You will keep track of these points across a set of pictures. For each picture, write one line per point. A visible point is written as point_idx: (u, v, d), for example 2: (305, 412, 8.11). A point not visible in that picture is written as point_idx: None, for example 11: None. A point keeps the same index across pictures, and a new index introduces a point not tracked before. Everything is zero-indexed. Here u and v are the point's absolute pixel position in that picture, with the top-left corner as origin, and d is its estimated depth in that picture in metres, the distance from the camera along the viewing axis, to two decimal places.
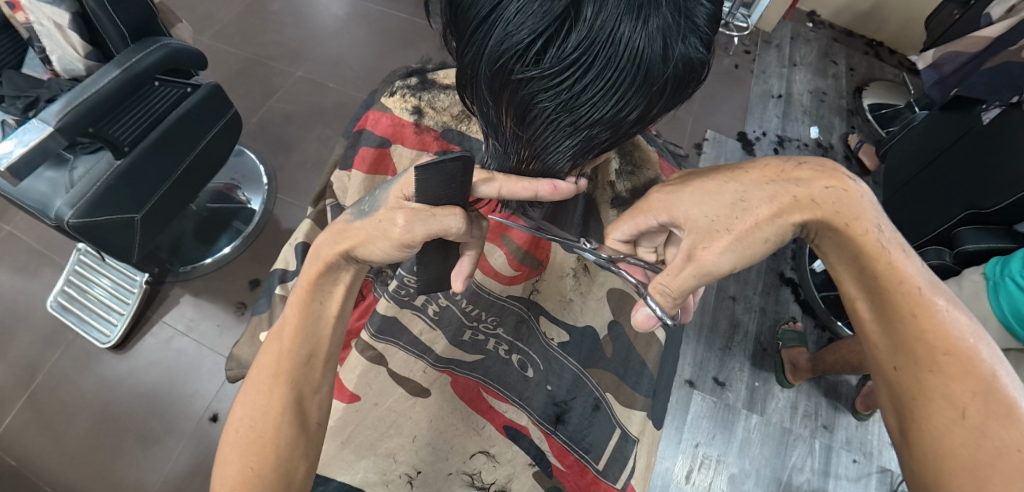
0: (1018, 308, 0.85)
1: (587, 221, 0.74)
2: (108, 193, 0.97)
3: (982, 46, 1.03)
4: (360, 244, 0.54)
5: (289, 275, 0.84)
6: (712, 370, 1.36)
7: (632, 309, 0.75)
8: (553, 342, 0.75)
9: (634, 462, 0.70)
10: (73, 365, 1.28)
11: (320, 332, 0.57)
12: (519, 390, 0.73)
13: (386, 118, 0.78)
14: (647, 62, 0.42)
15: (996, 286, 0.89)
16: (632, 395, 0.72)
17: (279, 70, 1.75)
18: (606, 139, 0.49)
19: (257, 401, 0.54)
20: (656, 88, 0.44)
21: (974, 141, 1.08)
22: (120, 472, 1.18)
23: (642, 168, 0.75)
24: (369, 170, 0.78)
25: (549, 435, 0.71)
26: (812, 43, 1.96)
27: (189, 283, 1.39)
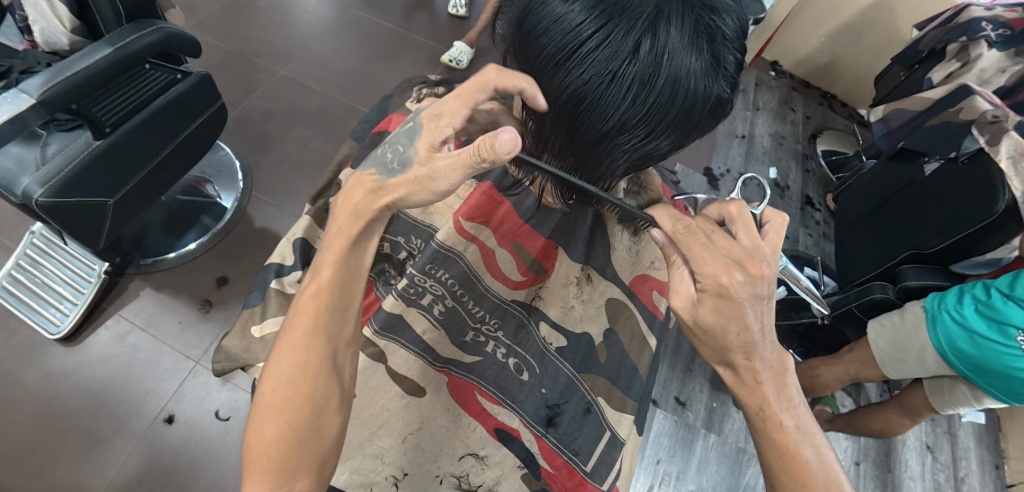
0: (952, 340, 0.97)
1: (594, 233, 0.79)
2: (85, 173, 0.93)
3: (925, 106, 1.18)
4: (401, 195, 0.57)
5: (286, 270, 0.84)
6: (674, 389, 1.42)
7: (628, 318, 0.78)
8: (550, 346, 0.77)
9: (621, 464, 0.73)
10: (16, 356, 1.19)
11: (355, 285, 0.59)
12: (512, 392, 0.75)
13: None
14: (691, 99, 0.50)
15: (933, 318, 1.00)
16: (623, 399, 0.76)
17: (262, 67, 1.73)
18: (644, 161, 0.58)
19: (295, 357, 0.55)
20: (692, 120, 0.53)
21: (918, 189, 1.21)
22: (59, 474, 1.10)
23: (647, 189, 0.83)
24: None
25: (539, 438, 0.74)
26: (774, 90, 2.12)
27: (152, 276, 1.33)
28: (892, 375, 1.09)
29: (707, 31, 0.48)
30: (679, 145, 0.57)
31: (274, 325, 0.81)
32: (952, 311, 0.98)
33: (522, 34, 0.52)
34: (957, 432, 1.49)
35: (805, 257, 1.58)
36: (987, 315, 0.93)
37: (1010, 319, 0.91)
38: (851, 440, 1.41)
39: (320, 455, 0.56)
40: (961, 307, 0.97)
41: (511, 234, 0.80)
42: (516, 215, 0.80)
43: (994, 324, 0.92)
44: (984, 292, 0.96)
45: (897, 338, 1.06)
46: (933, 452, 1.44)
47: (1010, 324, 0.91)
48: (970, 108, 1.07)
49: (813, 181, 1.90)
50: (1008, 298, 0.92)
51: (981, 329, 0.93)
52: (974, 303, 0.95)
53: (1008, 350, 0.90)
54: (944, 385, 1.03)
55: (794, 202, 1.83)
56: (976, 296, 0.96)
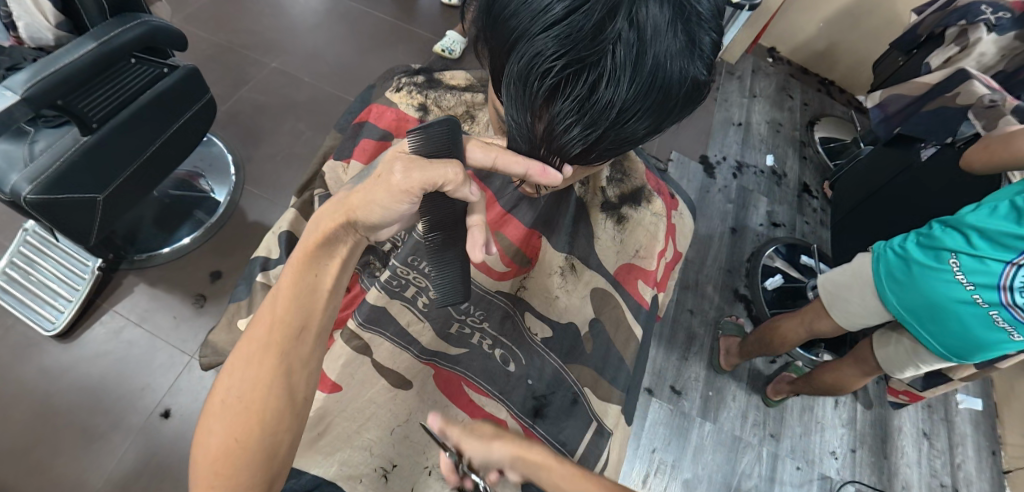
0: (892, 272, 1.00)
1: (578, 222, 0.81)
2: (73, 170, 0.93)
3: (924, 91, 1.15)
4: (360, 207, 0.58)
5: (271, 263, 0.84)
6: (670, 378, 1.42)
7: (614, 308, 0.79)
8: (536, 337, 0.77)
9: (608, 455, 0.75)
10: (12, 353, 1.19)
11: (315, 307, 0.60)
12: (500, 383, 0.75)
13: (391, 112, 0.85)
14: (667, 80, 0.49)
15: (877, 256, 1.04)
16: (609, 390, 0.76)
17: (253, 59, 1.71)
18: (622, 148, 0.57)
19: (246, 372, 0.56)
20: (670, 103, 0.52)
21: (914, 174, 1.20)
22: (57, 470, 1.10)
23: (631, 177, 0.83)
24: (368, 160, 0.84)
25: (528, 429, 0.74)
26: (771, 77, 2.10)
27: (145, 271, 1.33)
28: (837, 319, 1.11)
29: (685, 11, 0.48)
30: (657, 131, 0.56)
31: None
32: (894, 247, 1.01)
33: (491, 18, 0.51)
34: (953, 419, 1.49)
35: (801, 245, 1.61)
36: (925, 245, 0.96)
37: (945, 244, 0.94)
38: (846, 427, 1.42)
39: (265, 475, 0.56)
40: (904, 242, 1.00)
41: (495, 224, 0.80)
42: (498, 205, 0.80)
43: (931, 251, 0.95)
44: (928, 227, 0.99)
45: (845, 280, 1.09)
46: (929, 439, 1.44)
47: (945, 249, 0.94)
48: (967, 93, 1.04)
49: (810, 168, 1.88)
50: (946, 225, 0.95)
51: (919, 258, 0.96)
52: (917, 236, 0.99)
53: (939, 276, 0.93)
54: (890, 340, 1.06)
55: (791, 190, 1.81)
56: (918, 231, 0.99)
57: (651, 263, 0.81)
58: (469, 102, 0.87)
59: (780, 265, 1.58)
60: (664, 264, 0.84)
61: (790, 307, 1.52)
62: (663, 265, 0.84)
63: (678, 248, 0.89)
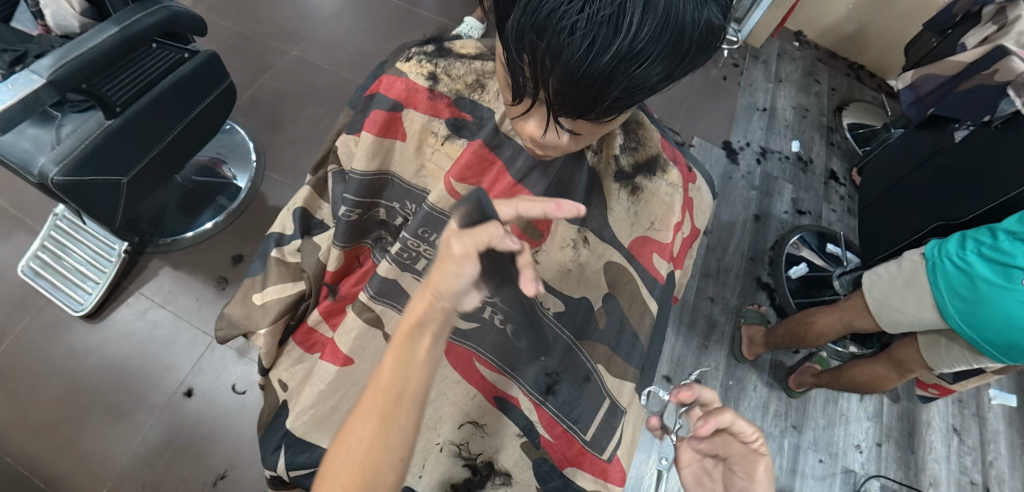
0: (953, 286, 0.96)
1: (591, 193, 0.73)
2: (97, 153, 0.96)
3: (957, 70, 1.11)
4: (439, 275, 0.50)
5: (286, 239, 0.82)
6: (689, 366, 1.40)
7: (629, 282, 0.73)
8: (549, 312, 0.73)
9: (621, 434, 0.73)
10: (44, 332, 1.24)
11: (411, 388, 0.51)
12: (512, 360, 0.76)
13: (400, 81, 0.73)
14: (679, 19, 0.45)
15: (933, 266, 1.00)
16: (624, 366, 0.73)
17: (273, 48, 1.73)
18: (631, 102, 0.53)
19: (342, 459, 0.50)
20: (683, 47, 0.48)
21: (947, 156, 1.14)
22: (85, 445, 1.14)
23: (646, 146, 0.73)
24: (379, 133, 0.74)
25: (539, 406, 0.76)
26: (798, 61, 2.03)
27: (170, 255, 1.36)
28: (888, 327, 1.09)
29: None
30: (668, 82, 0.52)
31: (275, 293, 0.79)
32: (954, 258, 0.97)
33: None
34: (987, 414, 1.44)
35: (829, 233, 1.56)
36: (992, 256, 0.93)
37: (1016, 261, 0.90)
38: (872, 421, 1.38)
39: None
40: (964, 252, 0.96)
41: (503, 195, 0.72)
42: (508, 176, 0.71)
43: (999, 267, 0.91)
44: (989, 235, 0.95)
45: (893, 287, 1.07)
46: (960, 434, 1.39)
47: (1015, 267, 0.90)
48: (1006, 69, 0.99)
49: (838, 155, 1.82)
50: (1014, 238, 0.91)
51: (985, 274, 0.92)
52: (978, 246, 0.94)
53: (1012, 295, 0.89)
54: (939, 345, 1.02)
55: (817, 177, 1.76)
56: (978, 240, 0.95)
57: (667, 235, 0.72)
58: (479, 69, 0.74)
59: (806, 254, 1.54)
60: (680, 238, 0.75)
61: (817, 297, 1.47)
62: (680, 238, 0.76)
63: (695, 225, 0.81)
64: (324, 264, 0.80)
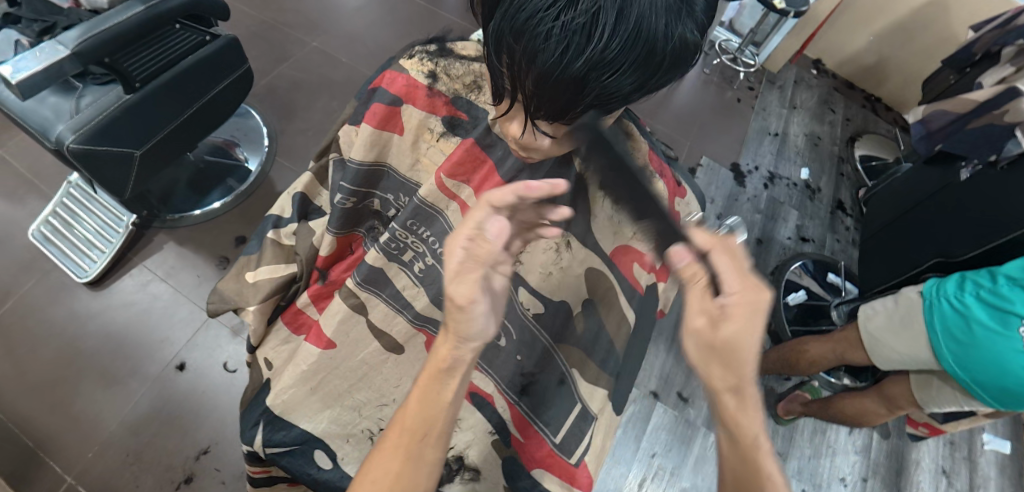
0: (948, 327, 0.95)
1: (576, 199, 0.72)
2: (114, 125, 0.99)
3: (969, 107, 1.08)
4: (460, 314, 0.57)
5: (284, 222, 0.83)
6: (677, 384, 1.40)
7: (607, 288, 0.73)
8: (528, 312, 0.76)
9: (590, 439, 0.74)
10: (48, 295, 1.27)
11: (435, 420, 0.57)
12: (490, 357, 0.78)
13: (401, 77, 0.76)
14: (650, 33, 0.47)
15: (930, 306, 0.99)
16: (597, 372, 0.74)
17: (295, 38, 1.77)
18: (606, 110, 0.55)
19: (373, 473, 0.56)
20: (655, 60, 0.49)
21: (953, 194, 1.13)
22: (76, 408, 1.17)
23: (632, 155, 0.72)
24: (379, 125, 0.77)
25: (512, 405, 0.77)
26: (814, 89, 2.02)
27: (176, 231, 1.39)
28: (880, 366, 1.09)
29: None
30: (644, 92, 0.54)
31: (267, 273, 0.81)
32: (951, 300, 0.96)
33: None
34: (977, 459, 1.42)
35: (829, 262, 1.56)
36: (990, 301, 0.91)
37: (1014, 307, 0.88)
38: (860, 455, 1.36)
39: None
40: (962, 294, 0.95)
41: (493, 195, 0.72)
42: (498, 176, 0.72)
43: (997, 312, 0.90)
44: (989, 279, 0.94)
45: (889, 324, 1.05)
46: (948, 477, 1.37)
47: (1013, 313, 0.89)
48: (1015, 110, 0.98)
49: (847, 185, 1.81)
50: (1014, 283, 0.90)
51: (982, 318, 0.91)
52: (977, 289, 0.93)
53: (1007, 342, 0.88)
54: (931, 385, 1.02)
55: (823, 206, 1.75)
56: (977, 282, 0.94)
57: (649, 245, 0.71)
58: (479, 71, 0.75)
59: (805, 282, 1.53)
60: None
61: (813, 326, 1.46)
62: None
63: None
64: (317, 248, 0.82)
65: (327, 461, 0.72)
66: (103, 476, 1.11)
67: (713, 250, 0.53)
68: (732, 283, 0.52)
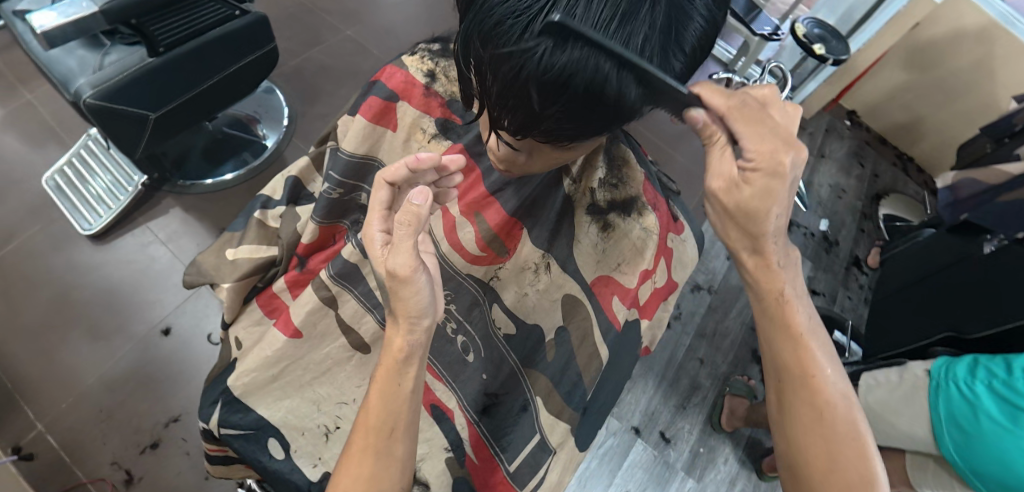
0: (952, 412, 0.89)
1: (562, 221, 0.73)
2: (132, 86, 0.99)
3: (1000, 179, 0.99)
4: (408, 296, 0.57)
5: (273, 204, 0.84)
6: (662, 423, 1.36)
7: (583, 317, 0.71)
8: (499, 331, 0.75)
9: (546, 471, 0.72)
10: (50, 243, 1.29)
11: (399, 410, 0.57)
12: (456, 371, 0.75)
13: (400, 74, 0.78)
14: (624, 66, 0.45)
15: (936, 388, 0.93)
16: (562, 405, 0.71)
17: (330, 24, 1.78)
18: (571, 133, 0.53)
19: (349, 470, 0.56)
20: (626, 94, 0.47)
21: (976, 269, 1.06)
22: (57, 358, 1.17)
23: (626, 185, 0.71)
24: (373, 119, 0.78)
25: (471, 425, 0.74)
26: (845, 140, 1.97)
27: (185, 196, 1.40)
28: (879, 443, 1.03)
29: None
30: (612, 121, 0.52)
31: (248, 252, 0.81)
32: (960, 385, 0.90)
33: None
34: None
35: (837, 319, 1.49)
36: (1000, 392, 0.84)
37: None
38: None
39: None
40: (972, 381, 0.88)
41: (475, 205, 0.73)
42: (482, 186, 0.73)
43: (1008, 407, 0.82)
44: (1005, 368, 0.86)
45: (889, 398, 1.01)
46: None
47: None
48: None
49: (867, 242, 1.75)
50: None
51: (991, 410, 0.84)
52: (989, 379, 0.86)
53: (1013, 440, 0.80)
54: (927, 469, 0.96)
55: (839, 260, 1.70)
56: (991, 370, 0.87)
57: (632, 279, 0.70)
58: None
59: None
60: (649, 285, 0.72)
61: None
62: (648, 286, 0.73)
63: (673, 277, 0.78)
64: (300, 234, 0.81)
65: (280, 451, 0.70)
66: (72, 429, 1.11)
67: (746, 120, 0.52)
68: (757, 151, 0.52)
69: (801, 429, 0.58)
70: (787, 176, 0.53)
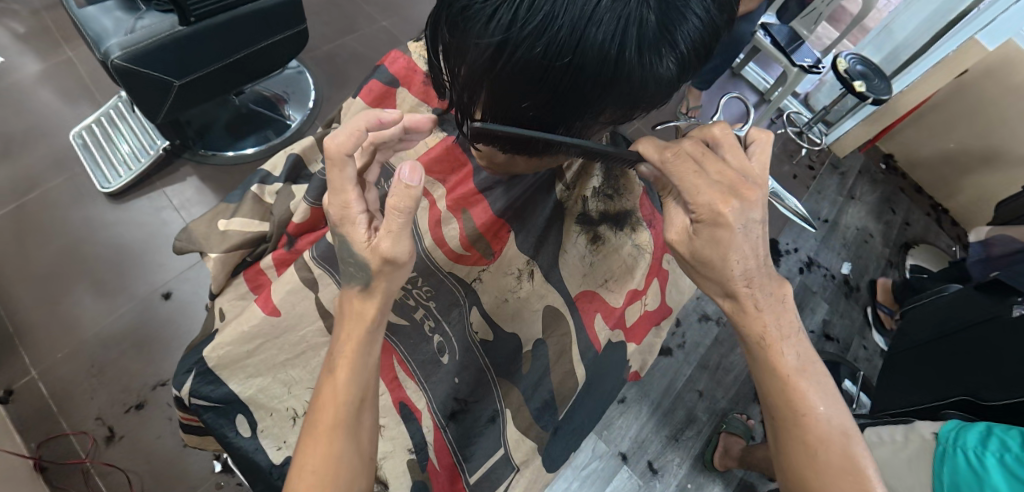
0: (957, 481, 0.82)
1: (551, 226, 0.71)
2: (160, 51, 1.01)
3: None
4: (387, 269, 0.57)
5: (270, 181, 0.84)
6: (651, 452, 1.31)
7: (562, 333, 0.70)
8: (476, 337, 0.73)
9: (506, 487, 0.72)
10: (69, 196, 1.31)
11: (367, 376, 0.57)
12: (428, 371, 0.73)
13: (403, 59, 0.80)
14: (594, 71, 0.44)
15: (943, 454, 0.86)
16: (529, 424, 0.71)
17: (368, 14, 1.80)
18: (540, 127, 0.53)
19: (316, 447, 0.54)
20: (595, 96, 0.47)
21: (1002, 332, 1.00)
22: (60, 309, 1.19)
23: (622, 196, 0.70)
24: (373, 102, 0.81)
25: (437, 429, 0.72)
26: (878, 184, 1.90)
27: (203, 166, 1.42)
28: None
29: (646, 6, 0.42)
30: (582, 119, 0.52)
31: (240, 225, 0.81)
32: (968, 453, 0.82)
33: None
34: None
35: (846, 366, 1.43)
36: (1011, 467, 0.77)
37: None
38: None
39: None
40: (982, 451, 0.80)
41: (463, 200, 0.72)
42: (472, 183, 0.72)
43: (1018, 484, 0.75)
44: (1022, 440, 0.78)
45: (894, 461, 0.93)
46: None
47: None
48: None
49: None
50: None
51: (998, 485, 0.77)
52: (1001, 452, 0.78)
53: None
54: None
55: (858, 306, 1.63)
56: (1005, 442, 0.79)
57: (617, 298, 0.69)
58: None
59: None
60: (637, 307, 0.72)
61: None
62: (637, 308, 0.72)
63: (667, 303, 0.77)
64: (291, 213, 0.80)
65: (248, 428, 0.70)
66: (63, 379, 1.12)
67: (683, 169, 0.53)
68: (696, 199, 0.52)
69: (799, 463, 0.54)
70: (737, 225, 0.51)
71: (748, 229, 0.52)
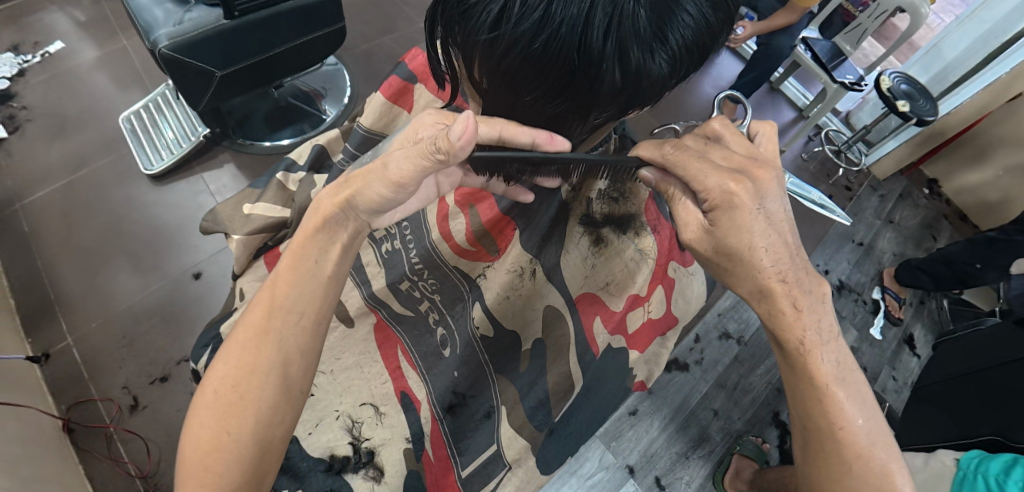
0: None
1: (557, 226, 0.69)
2: (203, 43, 1.06)
3: None
4: (360, 191, 0.57)
5: (295, 168, 0.88)
6: (659, 468, 1.29)
7: (561, 334, 0.70)
8: (477, 332, 0.74)
9: (497, 484, 0.73)
10: (114, 175, 1.39)
11: (310, 295, 0.57)
12: (430, 363, 0.77)
13: (422, 57, 0.82)
14: (585, 67, 0.45)
15: (963, 478, 0.81)
16: (523, 422, 0.71)
17: (407, 15, 1.84)
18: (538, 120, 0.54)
19: (238, 357, 0.55)
20: (588, 93, 0.48)
21: None
22: (99, 281, 1.26)
23: (627, 200, 0.66)
24: (391, 98, 0.84)
25: (434, 421, 0.75)
26: (920, 209, 1.81)
27: (240, 154, 1.48)
28: None
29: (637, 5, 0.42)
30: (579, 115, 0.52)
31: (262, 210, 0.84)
32: (990, 479, 0.77)
33: None
34: None
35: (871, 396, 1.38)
36: None
37: None
38: None
39: (250, 473, 0.54)
40: (1004, 478, 0.76)
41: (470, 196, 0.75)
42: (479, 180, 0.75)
43: None
44: None
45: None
46: None
47: None
48: None
49: (924, 322, 1.60)
50: None
51: None
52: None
53: None
54: None
55: (891, 335, 1.55)
56: None
57: (617, 303, 0.68)
58: None
59: None
60: (642, 316, 0.70)
61: None
62: (641, 315, 0.70)
63: (672, 312, 0.73)
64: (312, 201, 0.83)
65: None
66: (95, 348, 1.19)
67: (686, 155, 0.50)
68: (706, 182, 0.48)
69: (826, 480, 0.50)
70: (751, 204, 0.46)
71: (765, 210, 0.47)
